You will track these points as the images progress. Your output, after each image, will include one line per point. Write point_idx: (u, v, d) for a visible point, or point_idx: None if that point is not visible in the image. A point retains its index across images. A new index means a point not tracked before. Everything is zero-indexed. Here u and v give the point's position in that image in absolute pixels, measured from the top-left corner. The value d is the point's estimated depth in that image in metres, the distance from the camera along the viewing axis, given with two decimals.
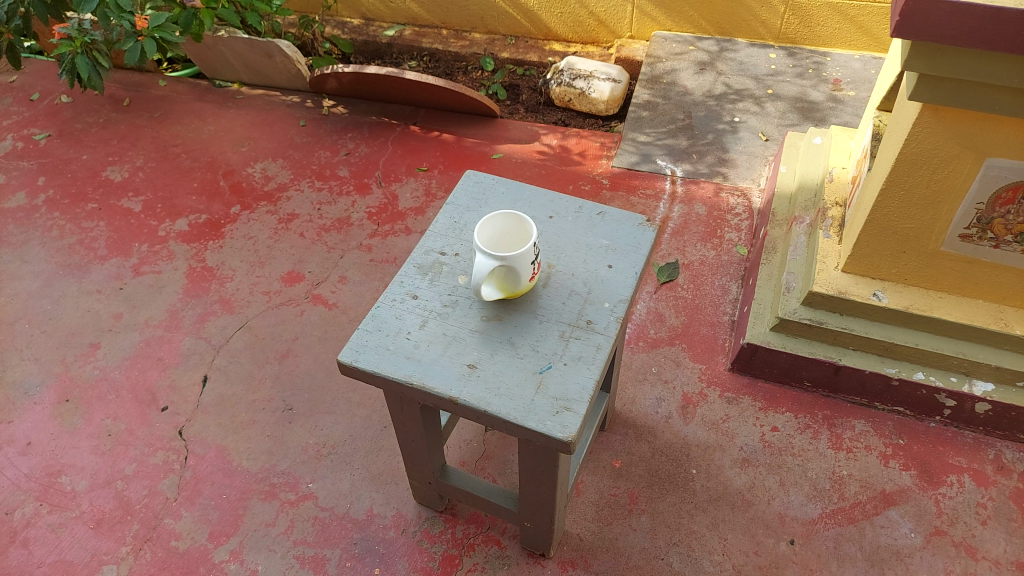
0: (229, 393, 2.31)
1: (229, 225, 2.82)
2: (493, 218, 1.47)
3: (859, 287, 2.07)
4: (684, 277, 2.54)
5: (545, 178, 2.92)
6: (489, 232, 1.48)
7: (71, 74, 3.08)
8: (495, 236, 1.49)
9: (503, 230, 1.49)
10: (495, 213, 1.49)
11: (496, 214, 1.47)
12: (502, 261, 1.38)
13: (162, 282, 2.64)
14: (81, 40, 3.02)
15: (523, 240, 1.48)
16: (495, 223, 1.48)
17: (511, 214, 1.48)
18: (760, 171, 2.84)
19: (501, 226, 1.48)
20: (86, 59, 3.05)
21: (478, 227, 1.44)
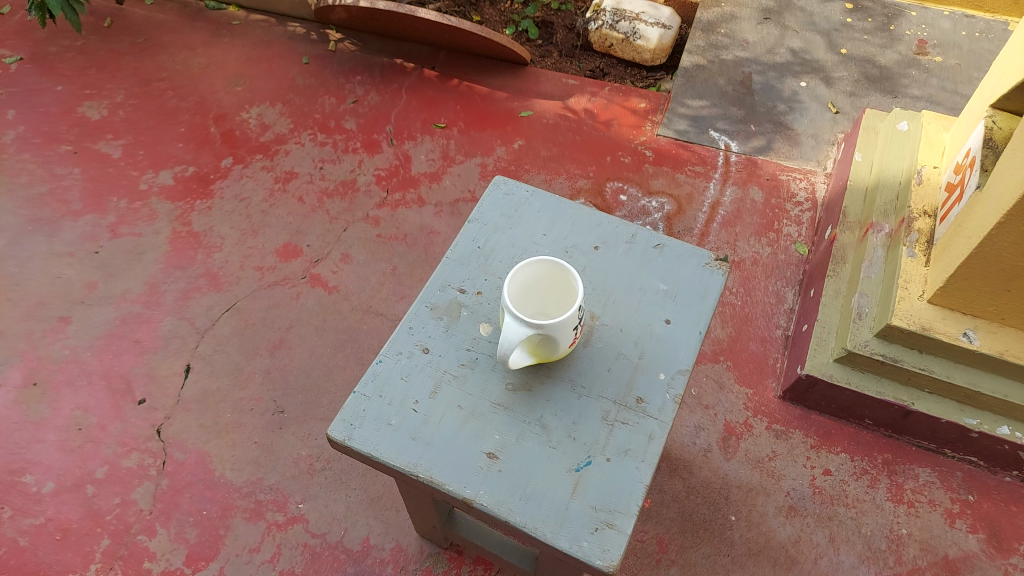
0: (213, 387, 2.05)
1: (220, 181, 2.50)
2: (532, 262, 1.18)
3: (945, 323, 1.76)
4: (733, 279, 2.23)
5: (580, 147, 2.56)
6: (524, 277, 1.18)
7: (40, 10, 2.66)
8: (530, 285, 1.19)
9: (545, 279, 1.20)
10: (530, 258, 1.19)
11: (535, 260, 1.17)
12: (547, 331, 1.12)
13: (141, 248, 2.35)
14: None
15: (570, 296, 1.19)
16: (530, 271, 1.18)
17: (555, 261, 1.18)
18: (827, 151, 2.47)
19: (539, 274, 1.19)
20: None
21: (510, 281, 1.15)
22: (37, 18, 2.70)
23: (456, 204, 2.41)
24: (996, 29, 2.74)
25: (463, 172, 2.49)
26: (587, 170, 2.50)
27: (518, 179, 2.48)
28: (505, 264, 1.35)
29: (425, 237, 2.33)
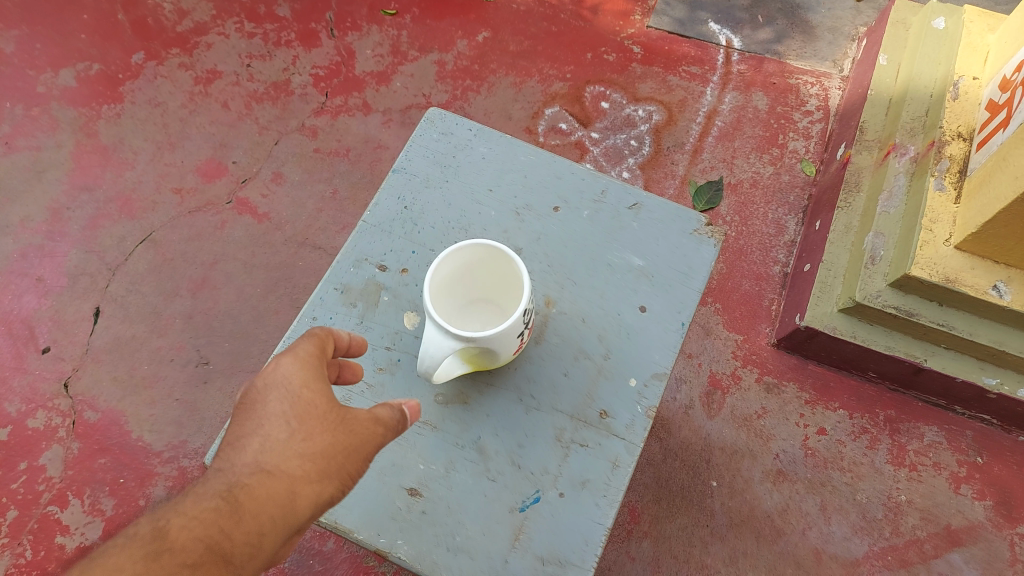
0: (128, 334, 1.79)
1: (130, 82, 2.11)
2: (454, 253, 0.92)
3: (973, 274, 1.49)
4: (728, 205, 1.94)
5: (555, 40, 2.17)
6: (448, 268, 0.94)
7: None
8: (452, 273, 0.95)
9: (479, 263, 0.97)
10: (455, 247, 0.93)
11: (464, 245, 0.92)
12: (485, 343, 0.88)
13: (41, 164, 2.01)
14: None
15: (508, 282, 0.97)
16: (451, 261, 0.93)
17: (490, 243, 0.93)
18: (846, 49, 2.10)
19: (471, 260, 0.95)
20: None
21: (429, 281, 0.89)
22: None
23: (408, 112, 2.06)
24: None
25: (417, 71, 2.12)
26: (564, 69, 2.12)
27: (482, 82, 2.11)
28: (436, 231, 1.20)
29: (370, 153, 2.00)
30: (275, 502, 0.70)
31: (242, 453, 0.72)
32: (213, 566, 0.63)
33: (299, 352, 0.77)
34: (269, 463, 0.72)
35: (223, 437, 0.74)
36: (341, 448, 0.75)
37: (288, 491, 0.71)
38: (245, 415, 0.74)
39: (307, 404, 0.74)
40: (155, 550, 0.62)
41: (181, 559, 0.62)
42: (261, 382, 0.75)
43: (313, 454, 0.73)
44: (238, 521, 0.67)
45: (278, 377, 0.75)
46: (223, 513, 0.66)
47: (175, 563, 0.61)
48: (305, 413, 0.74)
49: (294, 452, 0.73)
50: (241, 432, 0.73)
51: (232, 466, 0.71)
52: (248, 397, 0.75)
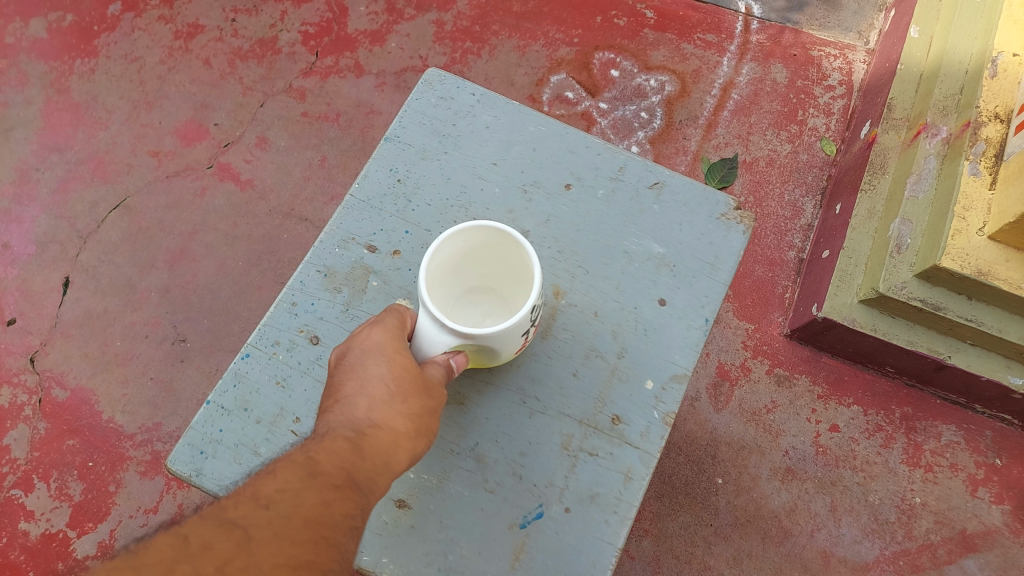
0: (100, 308, 1.68)
1: (105, 35, 1.97)
2: (451, 237, 0.80)
3: (1007, 266, 1.37)
4: (742, 184, 1.83)
5: (563, 1, 2.03)
6: (445, 253, 0.82)
7: None
8: (449, 258, 0.84)
9: (481, 249, 0.86)
10: (455, 231, 0.81)
11: (464, 228, 0.80)
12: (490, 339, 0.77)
13: (8, 122, 1.87)
14: None
15: (515, 268, 0.86)
16: (450, 245, 0.81)
17: (495, 225, 0.81)
18: (872, 19, 1.97)
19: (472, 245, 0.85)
20: None
21: (423, 266, 0.77)
22: None
23: (403, 75, 1.92)
24: None
25: (413, 31, 1.98)
26: (572, 33, 1.99)
27: (484, 45, 1.97)
28: (432, 208, 1.09)
29: (362, 118, 1.87)
30: (385, 451, 0.73)
31: (353, 407, 0.74)
32: (350, 490, 0.69)
33: (387, 323, 0.77)
34: (376, 418, 0.74)
35: (329, 397, 0.77)
36: (431, 407, 0.76)
37: (393, 443, 0.74)
38: (345, 376, 0.77)
39: (401, 367, 0.75)
40: (310, 472, 0.68)
41: (329, 481, 0.68)
42: (357, 349, 0.77)
43: (412, 412, 0.75)
44: (363, 457, 0.71)
45: (371, 344, 0.76)
46: (351, 449, 0.71)
47: (325, 484, 0.67)
48: (401, 374, 0.75)
49: (395, 409, 0.74)
50: (346, 391, 0.76)
51: (345, 418, 0.74)
52: (345, 359, 0.78)
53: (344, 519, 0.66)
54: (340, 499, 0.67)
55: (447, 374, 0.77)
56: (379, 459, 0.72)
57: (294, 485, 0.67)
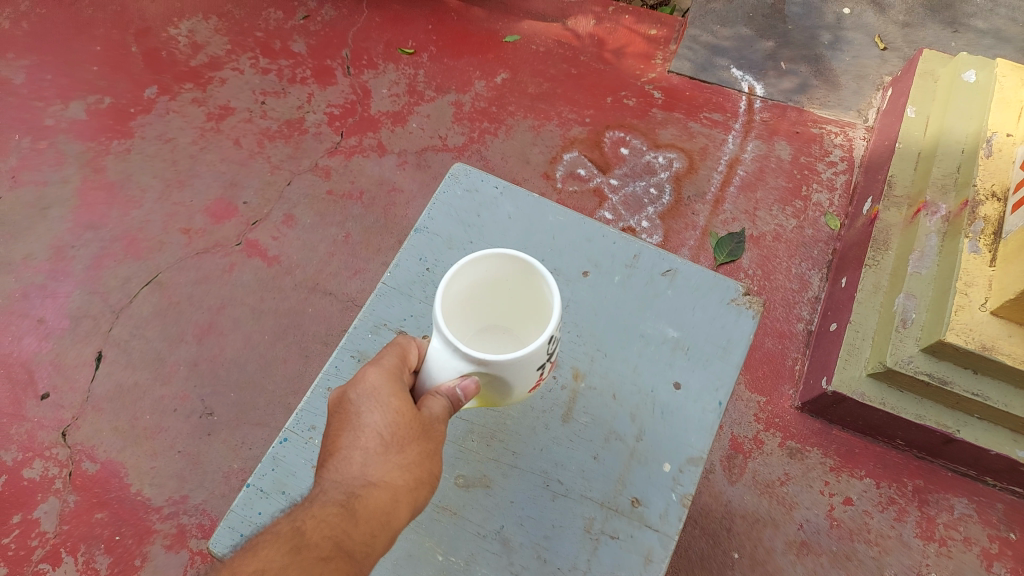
0: (131, 381, 1.73)
1: (140, 117, 2.07)
2: (478, 261, 0.79)
3: (1010, 342, 1.43)
4: (750, 258, 1.89)
5: (575, 83, 2.14)
6: (468, 279, 0.81)
7: None
8: (472, 285, 0.82)
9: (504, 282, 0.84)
10: (483, 258, 0.79)
11: (490, 254, 0.79)
12: (501, 371, 0.75)
13: (45, 200, 1.96)
14: None
15: (535, 304, 0.84)
16: (475, 270, 0.80)
17: (521, 256, 0.79)
18: (871, 98, 2.05)
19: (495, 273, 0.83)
20: None
21: (444, 285, 0.76)
22: None
23: (423, 154, 2.02)
24: None
25: (434, 112, 2.09)
26: (583, 113, 2.08)
27: (500, 124, 2.07)
28: None
29: (384, 195, 1.95)
30: (382, 510, 0.73)
31: (349, 463, 0.75)
32: (340, 560, 0.69)
33: (385, 363, 0.78)
34: (373, 475, 0.75)
35: (330, 448, 0.78)
36: (429, 452, 0.76)
37: (393, 501, 0.74)
38: (343, 425, 0.78)
39: (397, 410, 0.75)
40: (295, 546, 0.69)
41: (316, 553, 0.68)
42: (354, 393, 0.78)
43: (408, 462, 0.75)
44: (355, 521, 0.71)
45: (367, 388, 0.77)
46: (342, 514, 0.71)
47: (312, 557, 0.68)
48: (397, 421, 0.75)
49: (390, 461, 0.75)
50: (344, 444, 0.77)
51: (342, 478, 0.75)
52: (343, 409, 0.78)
53: None
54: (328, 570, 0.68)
55: (450, 407, 0.75)
56: (375, 520, 0.72)
57: (278, 563, 0.68)
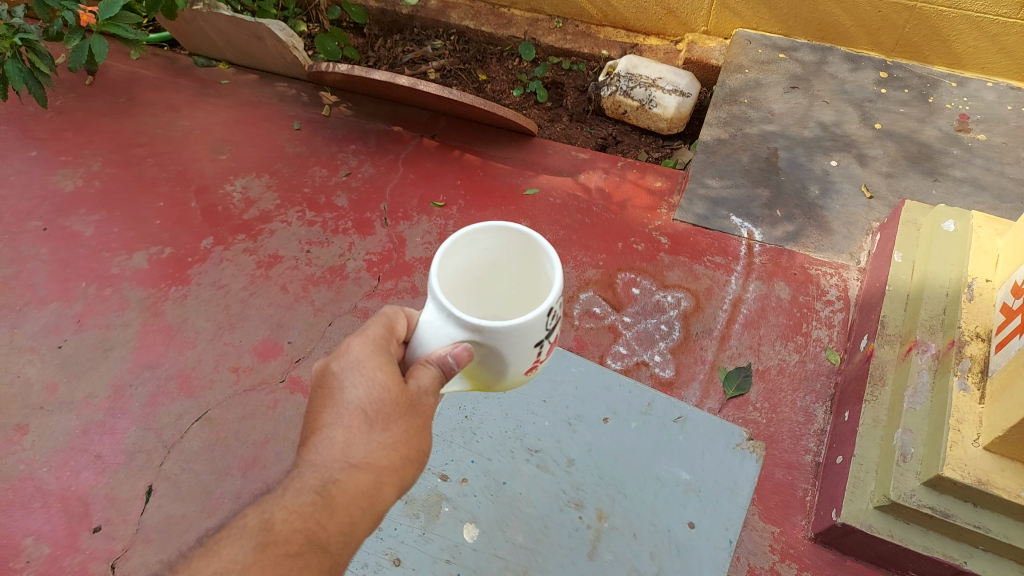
0: (178, 514, 1.85)
1: (197, 265, 2.29)
2: (479, 241, 1.05)
3: (1004, 476, 1.53)
4: (757, 391, 2.01)
5: (589, 230, 2.36)
6: (469, 257, 1.07)
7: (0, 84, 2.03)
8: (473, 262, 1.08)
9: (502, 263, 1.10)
10: (484, 238, 1.06)
11: (491, 235, 1.05)
12: (483, 342, 0.97)
13: (108, 342, 2.15)
14: (12, 37, 1.95)
15: (527, 280, 1.09)
16: (477, 249, 1.07)
17: (519, 238, 1.06)
18: (861, 242, 2.23)
19: (491, 254, 1.10)
20: (22, 64, 1.99)
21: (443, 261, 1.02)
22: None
23: None
24: None
25: None
26: (597, 257, 2.29)
27: None
28: (495, 441, 1.49)
29: None
30: (351, 488, 1.00)
31: (331, 436, 1.00)
32: (306, 551, 0.97)
33: (368, 337, 1.02)
34: (353, 452, 1.00)
35: (321, 405, 1.03)
36: (402, 427, 1.01)
37: (368, 473, 1.00)
38: (329, 394, 1.02)
39: (376, 386, 0.99)
40: (267, 540, 0.96)
41: (286, 549, 0.96)
42: (341, 365, 1.02)
43: (381, 438, 1.01)
44: (326, 507, 0.98)
45: (350, 364, 1.01)
46: (314, 503, 0.98)
47: (283, 552, 0.96)
48: (374, 398, 1.00)
49: (366, 436, 1.00)
50: (329, 410, 1.02)
51: (324, 456, 1.00)
52: (330, 379, 1.02)
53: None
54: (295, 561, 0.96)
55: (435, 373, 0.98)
56: (343, 501, 0.99)
57: (250, 554, 0.95)
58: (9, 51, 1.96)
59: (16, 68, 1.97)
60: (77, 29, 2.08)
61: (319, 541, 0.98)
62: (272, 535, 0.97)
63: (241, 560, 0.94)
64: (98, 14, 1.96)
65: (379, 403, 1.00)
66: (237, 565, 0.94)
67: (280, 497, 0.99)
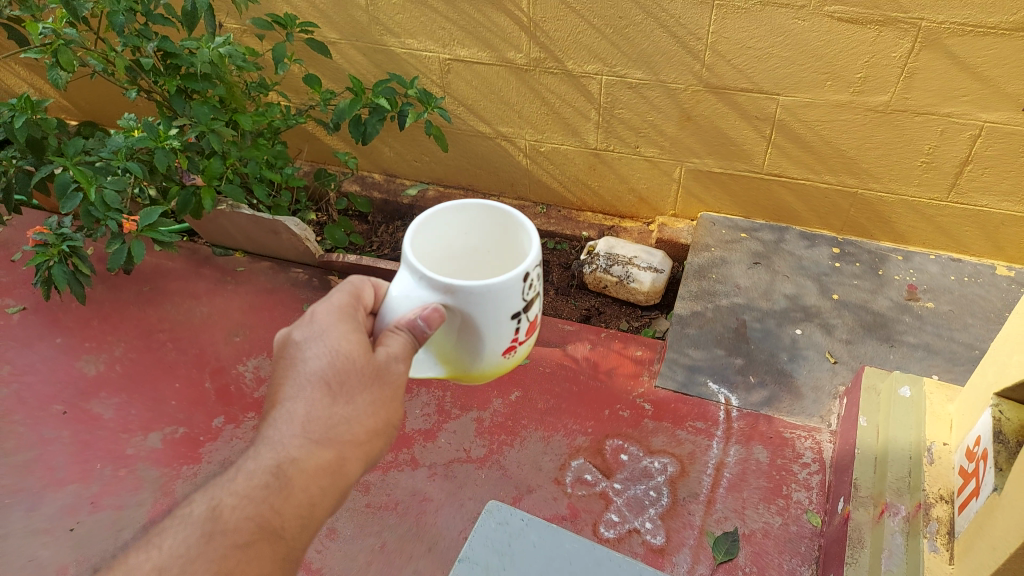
0: None
1: (209, 443, 2.42)
2: (460, 208, 1.28)
3: None
4: (745, 554, 2.08)
5: (577, 399, 2.52)
6: (451, 225, 1.30)
7: (46, 285, 2.27)
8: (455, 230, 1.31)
9: (487, 230, 1.32)
10: (466, 209, 1.29)
11: (470, 203, 1.29)
12: (452, 296, 1.16)
13: (121, 522, 2.23)
14: (60, 244, 2.20)
15: (513, 245, 1.30)
16: (458, 216, 1.30)
17: (499, 207, 1.28)
18: (830, 405, 2.40)
19: (474, 229, 1.33)
20: (66, 267, 2.23)
21: (425, 223, 1.25)
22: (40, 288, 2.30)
23: (450, 465, 2.34)
24: (984, 273, 2.74)
25: (459, 428, 2.45)
26: (586, 424, 2.44)
27: (515, 436, 2.42)
28: None
29: (417, 505, 2.24)
30: (305, 472, 1.21)
31: (294, 401, 1.22)
32: (260, 530, 1.19)
33: (335, 303, 1.25)
34: (312, 420, 1.22)
35: (289, 364, 1.25)
36: (360, 396, 1.22)
37: (327, 452, 1.22)
38: (295, 359, 1.24)
39: (335, 353, 1.22)
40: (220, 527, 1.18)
41: (240, 531, 1.18)
42: (306, 332, 1.25)
43: (335, 410, 1.22)
44: (282, 491, 1.20)
45: (314, 333, 1.24)
46: (268, 483, 1.20)
47: (238, 535, 1.18)
48: (334, 366, 1.22)
49: (322, 405, 1.22)
50: (294, 371, 1.24)
51: (285, 426, 1.22)
52: (296, 344, 1.25)
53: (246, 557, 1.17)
54: (250, 540, 1.18)
55: (406, 330, 1.17)
56: (296, 485, 1.21)
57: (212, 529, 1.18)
58: (55, 257, 2.20)
59: (60, 271, 2.20)
60: (117, 235, 2.32)
61: (267, 526, 1.19)
62: (219, 525, 1.18)
63: (189, 552, 1.16)
64: (139, 222, 2.23)
65: (339, 373, 1.21)
66: (182, 556, 1.15)
67: (233, 485, 1.20)
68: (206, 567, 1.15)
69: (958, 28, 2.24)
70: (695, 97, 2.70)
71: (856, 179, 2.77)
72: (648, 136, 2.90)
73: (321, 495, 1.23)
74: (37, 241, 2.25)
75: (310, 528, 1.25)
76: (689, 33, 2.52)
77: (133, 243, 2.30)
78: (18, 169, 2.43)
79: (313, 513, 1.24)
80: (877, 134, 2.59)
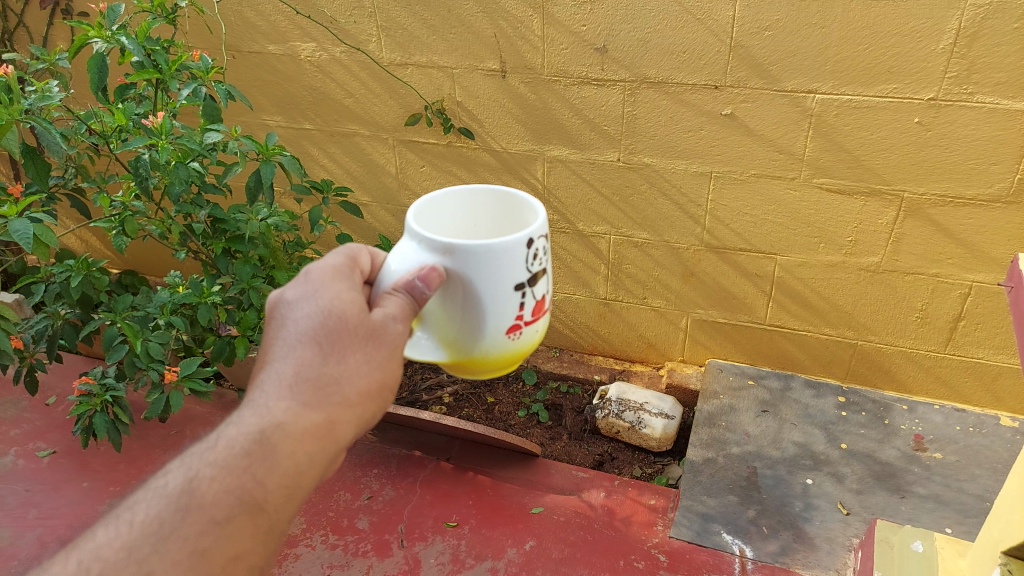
0: None
1: None
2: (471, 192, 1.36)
3: None
4: None
5: (592, 547, 2.52)
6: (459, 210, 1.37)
7: (86, 432, 2.40)
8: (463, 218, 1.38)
9: (497, 215, 1.38)
10: (477, 194, 1.36)
11: (481, 188, 1.35)
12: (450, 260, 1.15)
13: None
14: (103, 394, 2.34)
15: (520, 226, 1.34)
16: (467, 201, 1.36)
17: (508, 190, 1.34)
18: (844, 558, 2.39)
19: (483, 213, 1.38)
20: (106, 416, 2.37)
21: (433, 202, 1.32)
22: (80, 435, 2.43)
23: None
24: (987, 422, 2.82)
25: None
26: None
27: None
28: None
29: None
30: (292, 439, 1.12)
31: (281, 361, 1.16)
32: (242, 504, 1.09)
33: (332, 268, 1.24)
34: (300, 378, 1.15)
35: (276, 326, 1.20)
36: (353, 351, 1.17)
37: (317, 414, 1.14)
38: (283, 320, 1.19)
39: (326, 311, 1.17)
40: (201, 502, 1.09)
41: (221, 504, 1.09)
42: (294, 292, 1.21)
43: (327, 368, 1.16)
44: (265, 462, 1.11)
45: (304, 293, 1.20)
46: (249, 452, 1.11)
47: (220, 508, 1.09)
48: (324, 325, 1.17)
49: (311, 363, 1.15)
50: (281, 331, 1.18)
51: (270, 389, 1.14)
52: (284, 304, 1.20)
53: (231, 534, 1.09)
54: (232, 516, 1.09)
55: (403, 289, 1.16)
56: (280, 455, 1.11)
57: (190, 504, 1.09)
58: (97, 406, 2.34)
59: (101, 419, 2.34)
60: (157, 384, 2.47)
61: (247, 500, 1.10)
62: (195, 500, 1.09)
63: (160, 529, 1.07)
64: (178, 372, 2.36)
65: (329, 329, 1.16)
66: (154, 534, 1.06)
67: (210, 456, 1.12)
68: (179, 546, 1.06)
69: (938, 199, 2.46)
70: (696, 255, 2.91)
71: (854, 331, 2.90)
72: (655, 289, 3.08)
73: (309, 462, 1.14)
74: (82, 389, 2.40)
75: (297, 500, 1.15)
76: (690, 201, 2.77)
77: (171, 393, 2.45)
78: (67, 318, 2.60)
79: (299, 483, 1.14)
80: (870, 292, 2.76)
